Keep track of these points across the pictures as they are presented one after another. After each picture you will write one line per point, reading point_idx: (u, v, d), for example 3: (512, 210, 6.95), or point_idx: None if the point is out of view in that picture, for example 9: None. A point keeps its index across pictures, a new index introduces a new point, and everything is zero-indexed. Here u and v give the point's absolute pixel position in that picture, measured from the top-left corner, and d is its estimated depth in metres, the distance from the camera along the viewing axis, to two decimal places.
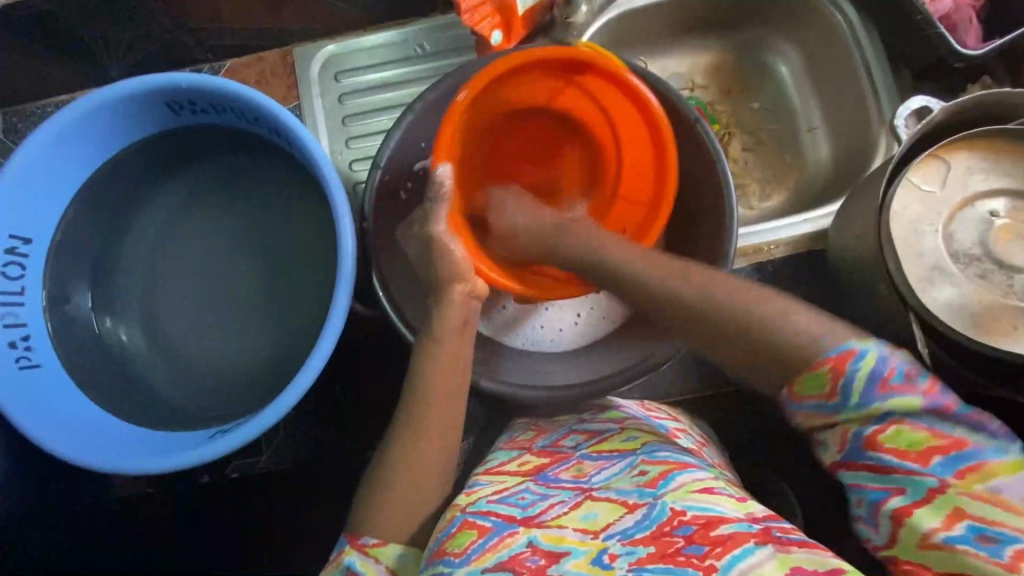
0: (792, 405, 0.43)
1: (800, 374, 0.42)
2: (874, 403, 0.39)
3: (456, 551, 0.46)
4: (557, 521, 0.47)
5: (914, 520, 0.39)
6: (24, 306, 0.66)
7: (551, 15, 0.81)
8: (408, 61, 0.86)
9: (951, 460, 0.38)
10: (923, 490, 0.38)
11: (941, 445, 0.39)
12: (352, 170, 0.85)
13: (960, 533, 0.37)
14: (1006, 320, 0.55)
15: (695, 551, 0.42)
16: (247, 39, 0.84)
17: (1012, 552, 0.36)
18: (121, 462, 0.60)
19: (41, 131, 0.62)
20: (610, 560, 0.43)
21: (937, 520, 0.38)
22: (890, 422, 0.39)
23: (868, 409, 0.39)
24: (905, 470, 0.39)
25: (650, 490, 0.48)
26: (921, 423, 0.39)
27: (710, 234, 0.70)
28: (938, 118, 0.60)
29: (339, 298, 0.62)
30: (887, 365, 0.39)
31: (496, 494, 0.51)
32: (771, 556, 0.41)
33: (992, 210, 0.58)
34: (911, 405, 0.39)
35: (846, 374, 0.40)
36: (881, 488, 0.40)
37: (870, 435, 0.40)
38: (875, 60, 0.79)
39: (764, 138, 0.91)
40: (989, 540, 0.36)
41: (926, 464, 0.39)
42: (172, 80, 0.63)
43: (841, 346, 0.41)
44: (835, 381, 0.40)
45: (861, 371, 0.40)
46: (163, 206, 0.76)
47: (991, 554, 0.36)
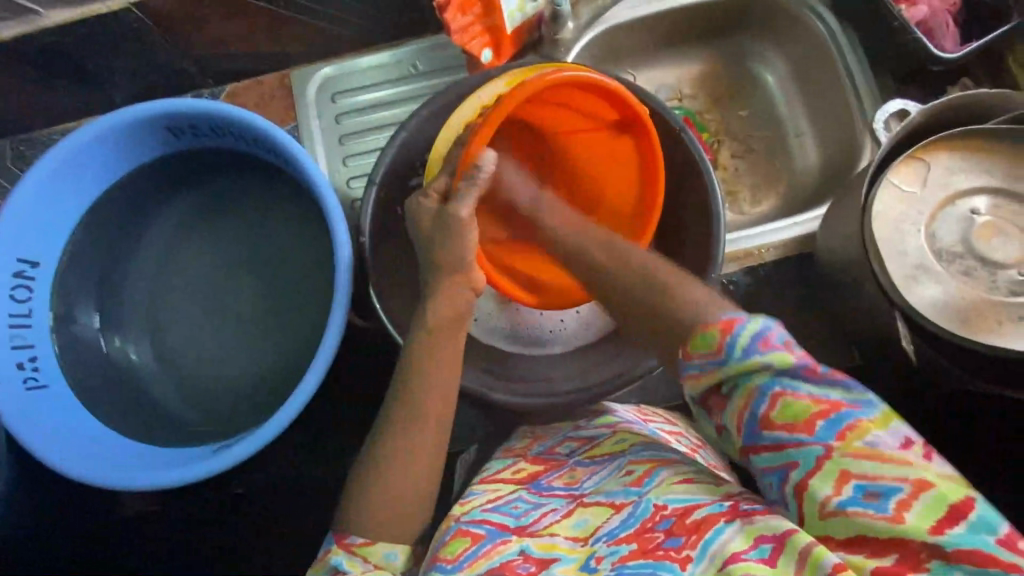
0: (682, 372, 0.43)
1: (691, 337, 0.41)
2: (752, 364, 0.39)
3: (450, 557, 0.47)
4: (549, 530, 0.48)
5: (809, 491, 0.38)
6: (31, 328, 0.68)
7: (540, 33, 0.83)
8: (403, 80, 0.88)
9: (830, 423, 0.37)
10: (812, 459, 0.38)
11: (820, 410, 0.38)
12: (350, 187, 0.87)
13: (850, 495, 0.36)
14: (991, 315, 0.56)
15: (673, 544, 0.42)
16: (247, 64, 0.87)
17: (895, 504, 0.35)
18: (128, 478, 0.62)
19: (47, 159, 0.64)
20: (596, 563, 0.44)
21: (828, 487, 0.37)
22: (774, 396, 0.39)
23: (749, 372, 0.39)
24: (795, 442, 0.38)
25: (636, 488, 0.48)
26: (802, 391, 0.38)
27: (697, 239, 0.72)
28: (918, 121, 0.62)
29: (338, 311, 0.64)
30: (768, 330, 0.39)
31: (490, 502, 0.53)
32: (738, 531, 0.40)
33: (973, 208, 0.59)
34: (787, 367, 0.39)
35: (729, 337, 0.40)
36: (781, 466, 0.39)
37: (764, 415, 0.39)
38: (858, 67, 0.81)
39: (753, 145, 0.93)
40: (873, 496, 0.36)
41: (810, 432, 0.38)
42: (173, 106, 0.65)
43: (729, 312, 0.41)
44: (722, 343, 0.40)
45: (743, 332, 0.39)
46: (166, 226, 0.78)
47: (878, 510, 0.36)
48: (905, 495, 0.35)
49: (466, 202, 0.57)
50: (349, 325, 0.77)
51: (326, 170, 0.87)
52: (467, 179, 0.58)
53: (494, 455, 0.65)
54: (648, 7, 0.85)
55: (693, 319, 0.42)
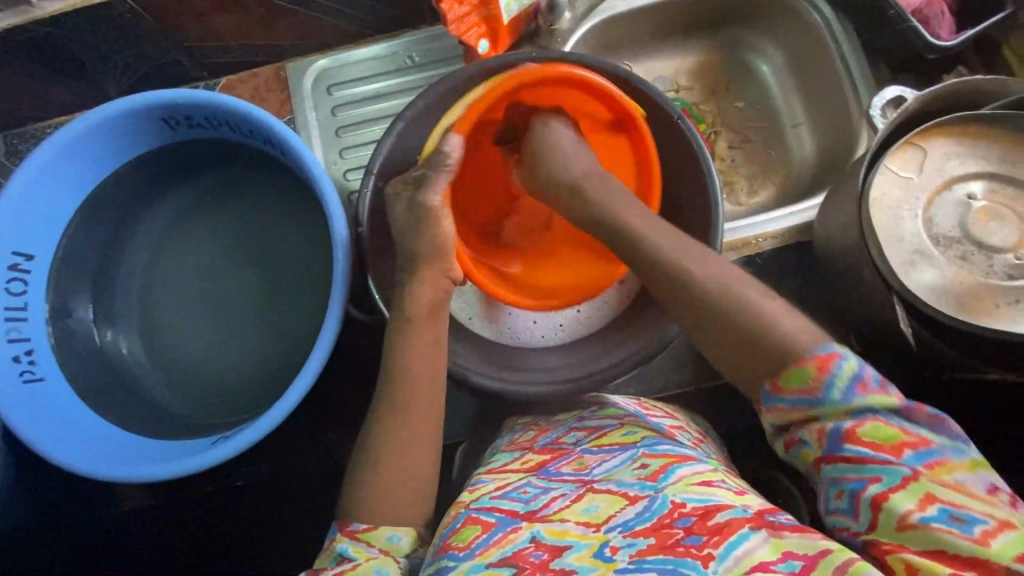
0: (768, 399, 0.44)
1: (786, 369, 0.43)
2: (851, 401, 0.40)
3: (461, 545, 0.47)
4: (559, 515, 0.48)
5: (890, 504, 0.38)
6: (27, 321, 0.67)
7: (536, 24, 0.84)
8: (399, 72, 0.88)
9: (921, 453, 0.39)
10: (896, 477, 0.38)
11: (912, 439, 0.39)
12: (347, 179, 0.86)
13: (934, 513, 0.37)
14: (989, 299, 0.56)
15: (694, 541, 0.42)
16: (241, 58, 0.87)
17: (980, 530, 0.36)
18: (130, 470, 0.61)
19: (41, 149, 0.63)
20: (611, 553, 0.44)
21: (911, 502, 0.37)
22: (866, 419, 0.40)
23: (844, 409, 0.40)
24: (880, 459, 0.39)
25: (651, 482, 0.48)
26: (896, 421, 0.40)
27: (695, 226, 0.72)
28: (914, 107, 0.62)
29: (336, 302, 0.64)
30: (867, 373, 0.41)
31: (499, 489, 0.53)
32: (765, 541, 0.41)
33: (970, 193, 0.59)
34: (888, 407, 0.40)
35: (828, 374, 0.41)
36: (858, 477, 0.40)
37: (849, 429, 0.40)
38: (853, 57, 0.81)
39: (749, 135, 0.93)
40: (958, 519, 0.36)
41: (898, 456, 0.39)
42: (168, 96, 0.65)
43: (825, 346, 0.43)
44: (820, 379, 0.41)
45: (841, 372, 0.41)
46: (163, 219, 0.78)
47: (963, 532, 0.36)
48: (990, 526, 0.36)
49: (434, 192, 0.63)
50: (347, 317, 0.77)
51: (322, 162, 0.86)
52: (434, 166, 0.64)
53: (499, 448, 0.64)
54: None
55: (796, 350, 0.43)
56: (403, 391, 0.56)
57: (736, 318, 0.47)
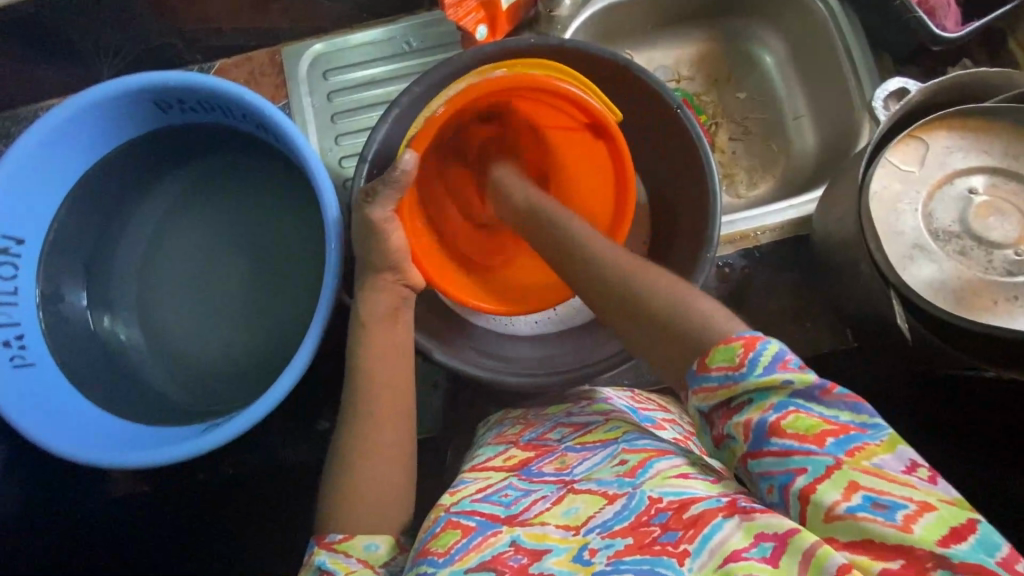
0: (692, 381, 0.43)
1: (712, 348, 0.42)
2: (767, 377, 0.40)
3: (440, 551, 0.46)
4: (540, 518, 0.48)
5: (817, 495, 0.38)
6: (18, 306, 0.67)
7: (536, 10, 0.83)
8: (396, 57, 0.87)
9: (841, 440, 0.38)
10: (821, 467, 0.38)
11: (833, 428, 0.38)
12: (342, 166, 0.85)
13: (857, 503, 0.36)
14: (987, 295, 0.55)
15: (671, 538, 0.41)
16: (236, 41, 0.86)
17: (902, 516, 0.36)
18: (120, 457, 0.61)
19: (31, 131, 0.62)
20: (590, 555, 0.43)
21: (837, 491, 0.37)
22: (789, 411, 0.39)
23: (762, 383, 0.40)
24: (804, 451, 0.38)
25: (630, 479, 0.48)
26: (814, 409, 0.39)
27: (693, 218, 0.71)
28: (917, 99, 0.61)
29: (328, 291, 0.63)
30: (788, 353, 0.41)
31: (479, 492, 0.52)
32: (737, 528, 0.40)
33: (971, 187, 0.59)
34: (805, 386, 0.40)
35: (750, 355, 0.40)
36: (785, 470, 0.39)
37: (774, 421, 0.40)
38: (858, 48, 0.80)
39: (750, 127, 0.92)
40: (881, 506, 0.36)
41: (821, 444, 0.38)
42: (159, 79, 0.64)
43: (750, 331, 0.42)
44: (743, 358, 0.41)
45: (764, 353, 0.40)
46: (155, 204, 0.77)
47: (886, 519, 0.36)
48: (911, 511, 0.36)
49: (383, 204, 0.58)
50: (341, 305, 0.77)
51: (317, 149, 0.85)
52: (388, 179, 0.57)
53: (485, 442, 0.64)
54: None
55: (711, 340, 0.43)
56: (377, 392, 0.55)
57: (675, 323, 0.45)
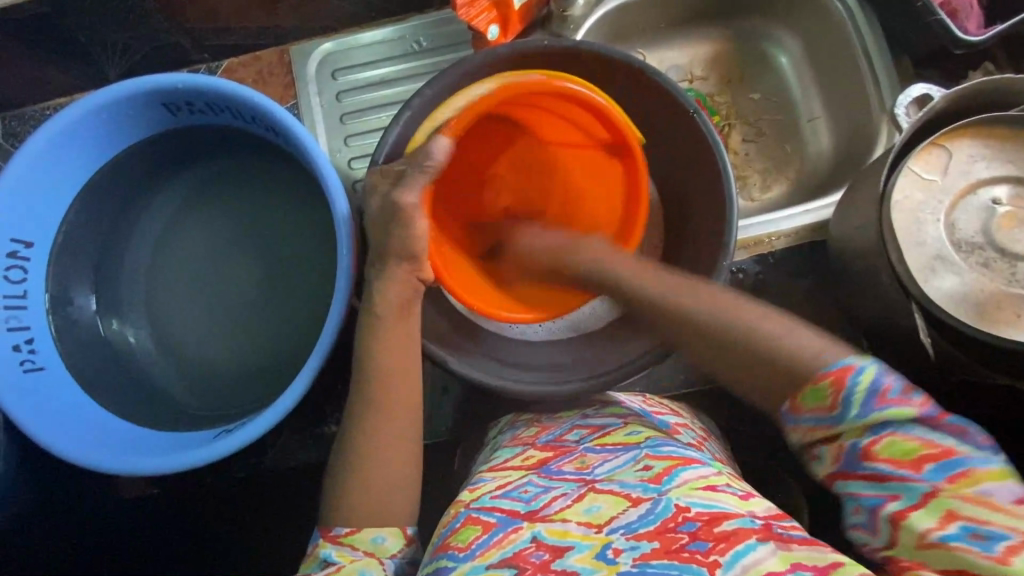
0: (787, 421, 0.42)
1: (801, 390, 0.41)
2: (867, 418, 0.38)
3: (461, 545, 0.47)
4: (561, 515, 0.47)
5: (908, 522, 0.37)
6: (27, 310, 0.66)
7: (548, 9, 0.81)
8: (406, 57, 0.86)
9: (940, 467, 0.37)
10: (915, 494, 0.37)
11: (934, 451, 0.37)
12: (351, 168, 0.84)
13: (953, 532, 0.36)
14: (1009, 308, 0.54)
15: (699, 547, 0.42)
16: (244, 40, 0.85)
17: (1002, 547, 0.35)
18: (132, 463, 0.61)
19: (38, 133, 0.62)
20: (614, 555, 0.43)
21: (931, 521, 0.36)
22: (882, 434, 0.38)
23: (862, 427, 0.38)
24: (898, 477, 0.38)
25: (655, 485, 0.47)
26: (915, 433, 0.38)
27: (708, 224, 0.70)
28: (939, 105, 0.60)
29: (340, 297, 0.63)
30: (885, 381, 0.38)
31: (499, 489, 0.52)
32: (772, 553, 0.41)
33: (994, 197, 0.57)
34: (903, 418, 0.38)
35: (843, 392, 0.39)
36: (877, 495, 0.38)
37: (866, 448, 0.38)
38: (877, 51, 0.78)
39: (765, 129, 0.91)
40: (979, 536, 0.35)
41: (917, 470, 0.37)
42: (168, 81, 0.63)
43: (841, 360, 0.40)
44: (836, 396, 0.39)
45: (858, 385, 0.39)
46: (164, 206, 0.76)
47: (983, 550, 0.35)
48: (1015, 542, 0.34)
49: (412, 188, 0.57)
50: (351, 309, 0.76)
51: (327, 151, 0.84)
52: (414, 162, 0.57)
53: (501, 443, 0.63)
54: None
55: (805, 365, 0.41)
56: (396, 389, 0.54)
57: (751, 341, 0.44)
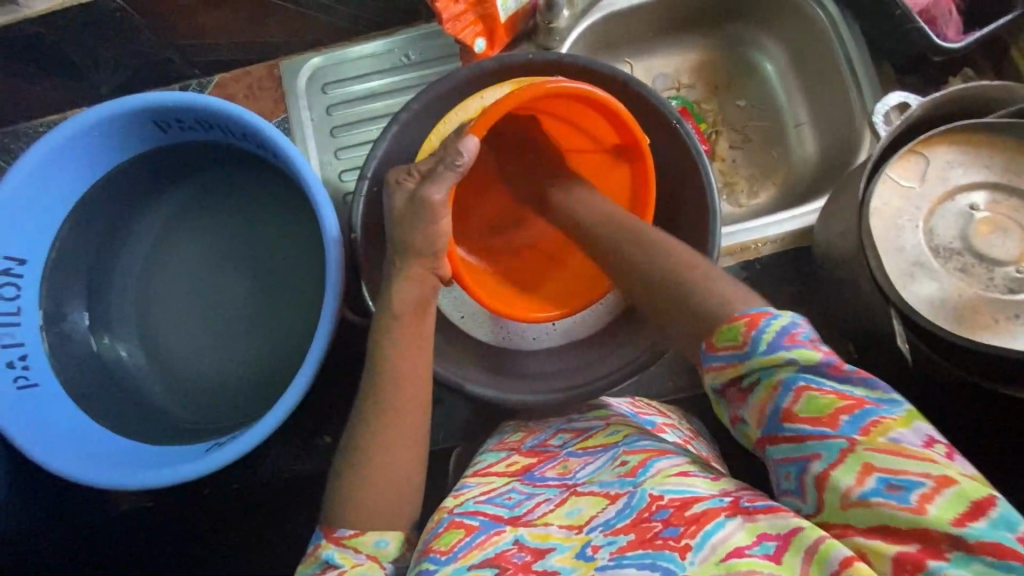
0: (704, 363, 0.43)
1: (718, 329, 0.42)
2: (779, 359, 0.39)
3: (443, 549, 0.47)
4: (544, 519, 0.48)
5: (832, 482, 0.37)
6: (21, 326, 0.67)
7: (534, 22, 0.82)
8: (394, 70, 0.87)
9: (854, 418, 0.37)
10: (834, 451, 0.38)
11: (846, 404, 0.38)
12: (341, 180, 0.85)
13: (872, 486, 0.36)
14: (987, 313, 0.55)
15: (672, 533, 0.42)
16: (235, 56, 0.86)
17: (918, 496, 0.35)
18: (123, 478, 0.61)
19: (30, 153, 0.63)
20: (592, 552, 0.44)
21: (851, 477, 0.37)
22: (800, 387, 0.39)
23: (776, 368, 0.39)
24: (817, 435, 0.38)
25: (631, 479, 0.48)
26: (827, 386, 0.39)
27: (693, 232, 0.71)
28: (917, 113, 0.61)
29: (328, 311, 0.63)
30: (795, 327, 0.40)
31: (484, 494, 0.53)
32: (739, 526, 0.40)
33: (972, 203, 0.58)
34: (811, 363, 0.39)
35: (754, 332, 0.40)
36: (800, 457, 0.39)
37: (786, 408, 0.39)
38: (859, 59, 0.79)
39: (751, 136, 0.92)
40: (896, 488, 0.35)
41: (834, 425, 0.38)
42: (158, 100, 0.64)
43: (758, 308, 0.42)
44: (748, 339, 0.41)
45: (768, 328, 0.40)
46: (157, 222, 0.77)
47: (901, 502, 0.35)
48: (929, 489, 0.35)
49: (440, 186, 0.54)
50: (342, 320, 0.77)
51: (317, 163, 0.85)
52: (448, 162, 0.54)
53: (486, 449, 0.64)
54: None
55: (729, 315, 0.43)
56: (381, 396, 0.53)
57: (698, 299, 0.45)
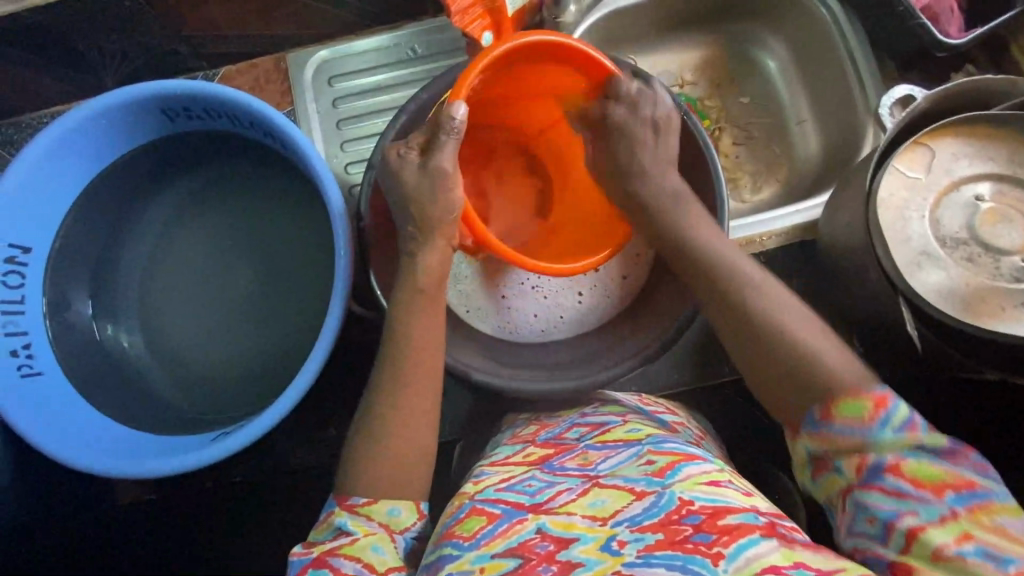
0: (809, 426, 0.45)
1: (839, 401, 0.44)
2: (899, 433, 0.42)
3: (465, 534, 0.47)
4: (565, 509, 0.48)
5: (924, 537, 0.39)
6: (24, 315, 0.67)
7: (541, 17, 0.84)
8: (401, 64, 0.87)
9: (962, 494, 0.39)
10: (933, 514, 0.39)
11: (957, 480, 0.40)
12: (348, 173, 0.85)
13: (970, 549, 0.37)
14: (995, 301, 0.56)
15: (703, 539, 0.42)
16: (241, 48, 0.86)
17: (1016, 569, 0.36)
18: (130, 467, 0.61)
19: (37, 140, 0.62)
20: (619, 547, 0.43)
21: (947, 537, 0.38)
22: (912, 456, 0.41)
23: (895, 440, 0.42)
24: (918, 496, 0.40)
25: (658, 479, 0.48)
26: (941, 460, 0.41)
27: (700, 223, 0.71)
28: (922, 105, 0.62)
29: (337, 301, 0.63)
30: (917, 416, 0.42)
31: (503, 482, 0.53)
32: (775, 549, 0.41)
33: (977, 194, 0.59)
34: (935, 444, 0.41)
35: (881, 415, 0.42)
36: (894, 508, 0.40)
37: (892, 463, 0.41)
38: (862, 54, 0.80)
39: (754, 132, 0.92)
40: (995, 557, 0.37)
41: (938, 495, 0.40)
42: (167, 88, 0.64)
43: (880, 389, 0.44)
44: (872, 414, 0.42)
45: (896, 411, 0.42)
46: (161, 211, 0.77)
47: (999, 569, 0.37)
48: None
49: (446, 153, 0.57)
50: (348, 313, 0.77)
51: (323, 156, 0.85)
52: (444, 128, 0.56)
53: (500, 442, 0.64)
54: None
55: (843, 388, 0.45)
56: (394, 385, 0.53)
57: (806, 376, 0.46)
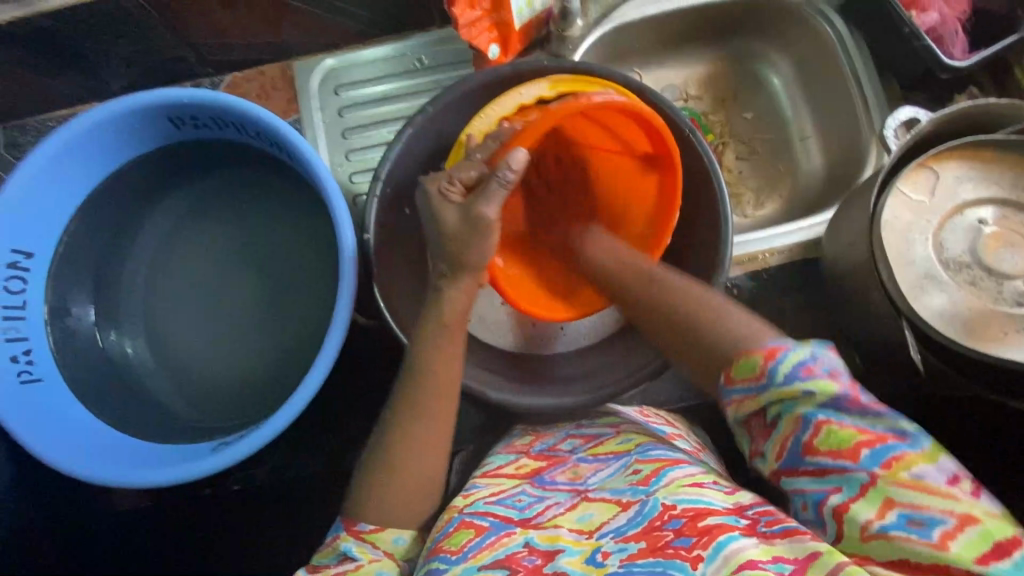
0: (723, 393, 0.44)
1: (734, 363, 0.43)
2: (796, 393, 0.40)
3: (453, 548, 0.47)
4: (553, 522, 0.49)
5: (851, 514, 0.38)
6: (25, 320, 0.67)
7: (547, 29, 0.83)
8: (407, 74, 0.87)
9: (875, 452, 0.38)
10: (856, 486, 0.38)
11: (867, 439, 0.38)
12: (353, 182, 0.85)
13: (892, 521, 0.37)
14: (997, 326, 0.56)
15: (683, 543, 0.41)
16: (248, 55, 0.86)
17: (940, 533, 0.36)
18: (128, 478, 0.60)
19: (42, 147, 0.62)
20: (602, 557, 0.44)
21: (871, 511, 0.38)
22: (819, 427, 0.40)
23: (796, 405, 0.40)
24: (839, 468, 0.39)
25: (643, 488, 0.48)
26: (846, 421, 0.39)
27: (705, 240, 0.71)
28: (927, 128, 0.62)
29: (341, 315, 0.63)
30: (815, 359, 0.40)
31: (493, 496, 0.53)
32: (754, 545, 0.40)
33: (981, 218, 0.59)
34: (830, 396, 0.39)
35: (772, 363, 0.41)
36: (819, 488, 0.40)
37: (807, 441, 0.40)
38: (866, 74, 0.81)
39: (758, 148, 0.93)
40: (917, 523, 0.36)
41: (855, 459, 0.38)
42: (174, 96, 0.64)
43: (775, 342, 0.43)
44: (763, 369, 0.41)
45: (784, 362, 0.41)
46: (164, 218, 0.77)
47: (921, 536, 0.36)
48: (951, 527, 0.35)
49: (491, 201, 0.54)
50: (350, 322, 0.77)
51: (328, 164, 0.85)
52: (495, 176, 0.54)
53: (496, 450, 0.64)
54: (656, 6, 0.85)
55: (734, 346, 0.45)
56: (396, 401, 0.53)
57: (705, 336, 0.48)
